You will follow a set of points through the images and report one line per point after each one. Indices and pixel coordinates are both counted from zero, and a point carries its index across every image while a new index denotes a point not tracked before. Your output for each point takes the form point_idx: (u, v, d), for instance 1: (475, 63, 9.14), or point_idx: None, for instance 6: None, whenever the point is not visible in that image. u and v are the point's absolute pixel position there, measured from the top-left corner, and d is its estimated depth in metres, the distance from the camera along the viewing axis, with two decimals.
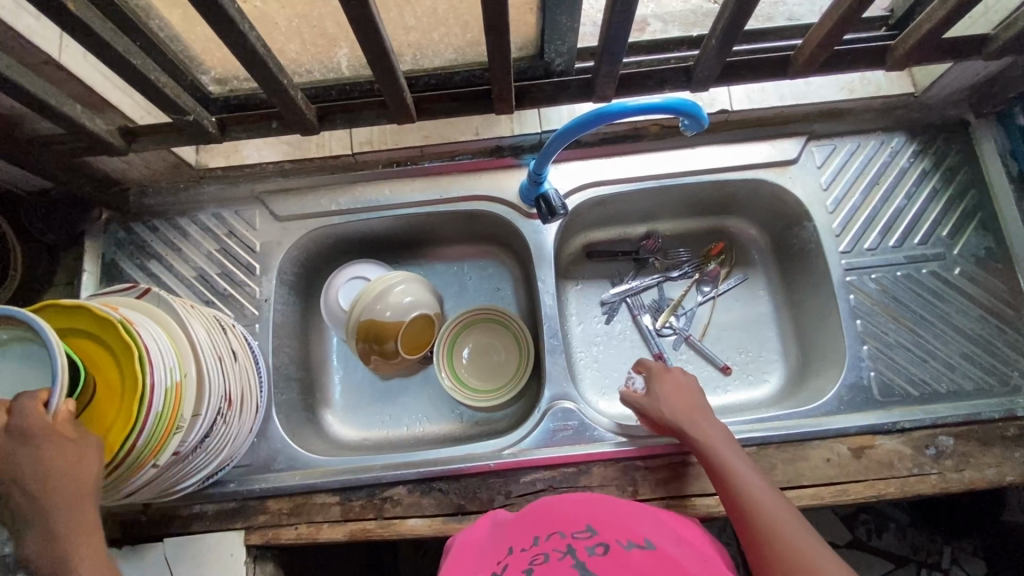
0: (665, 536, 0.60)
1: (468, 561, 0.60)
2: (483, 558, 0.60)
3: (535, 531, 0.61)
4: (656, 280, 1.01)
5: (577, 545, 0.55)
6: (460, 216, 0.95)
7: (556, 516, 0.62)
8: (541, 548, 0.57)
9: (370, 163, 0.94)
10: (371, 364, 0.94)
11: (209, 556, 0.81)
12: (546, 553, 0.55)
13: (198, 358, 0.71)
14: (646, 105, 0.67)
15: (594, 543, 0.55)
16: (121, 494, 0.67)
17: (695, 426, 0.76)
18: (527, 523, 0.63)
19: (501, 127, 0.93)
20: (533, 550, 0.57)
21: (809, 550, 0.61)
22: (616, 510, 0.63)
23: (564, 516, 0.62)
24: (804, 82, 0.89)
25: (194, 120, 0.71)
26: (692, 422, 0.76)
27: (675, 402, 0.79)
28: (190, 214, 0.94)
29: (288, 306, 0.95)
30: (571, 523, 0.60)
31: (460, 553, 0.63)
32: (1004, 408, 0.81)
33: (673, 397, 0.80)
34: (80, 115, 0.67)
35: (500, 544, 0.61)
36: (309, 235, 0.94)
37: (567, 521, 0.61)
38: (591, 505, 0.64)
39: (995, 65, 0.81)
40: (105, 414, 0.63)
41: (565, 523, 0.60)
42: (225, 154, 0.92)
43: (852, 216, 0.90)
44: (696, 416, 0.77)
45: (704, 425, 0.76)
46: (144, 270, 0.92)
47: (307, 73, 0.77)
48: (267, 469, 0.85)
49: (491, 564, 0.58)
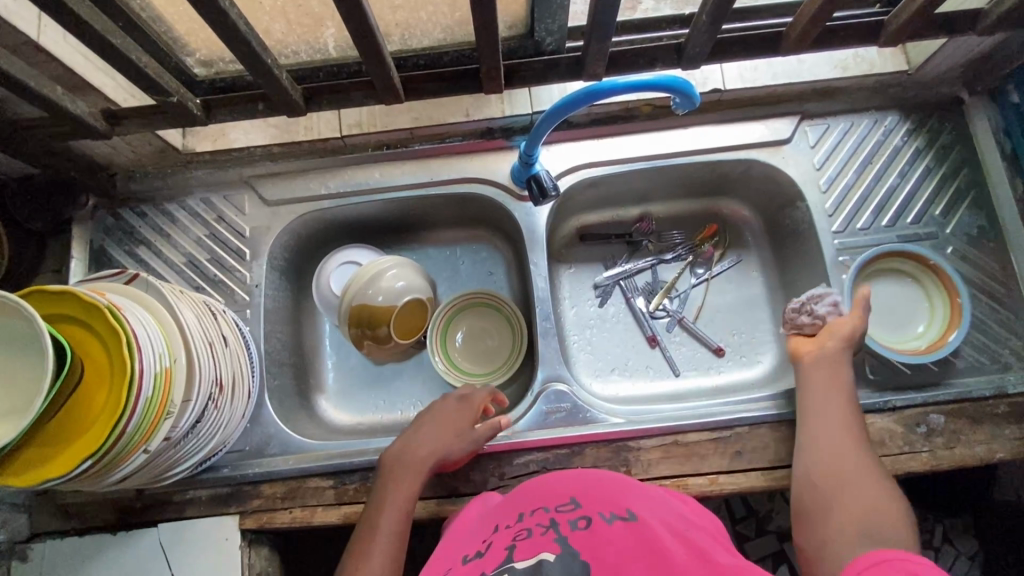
0: (655, 506, 0.61)
1: (459, 539, 0.62)
2: (473, 536, 0.61)
3: (522, 507, 0.61)
4: (650, 263, 1.01)
5: (560, 520, 0.56)
6: (451, 199, 0.94)
7: (541, 493, 0.63)
8: (526, 524, 0.57)
9: (360, 146, 0.93)
10: (364, 348, 0.94)
11: (204, 541, 0.81)
12: (529, 529, 0.56)
13: (187, 344, 0.71)
14: (634, 83, 0.66)
15: (578, 518, 0.56)
16: (113, 480, 0.68)
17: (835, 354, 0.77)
18: (517, 501, 0.64)
19: (492, 108, 0.91)
20: (518, 527, 0.58)
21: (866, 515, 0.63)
22: (604, 484, 0.63)
23: (550, 492, 0.63)
24: (798, 61, 0.89)
25: (178, 102, 0.70)
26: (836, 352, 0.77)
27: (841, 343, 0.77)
28: (179, 199, 0.93)
29: (279, 291, 0.94)
30: (555, 499, 0.61)
31: (456, 531, 0.64)
32: (995, 386, 0.81)
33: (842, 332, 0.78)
34: (62, 97, 0.66)
35: (491, 523, 0.62)
36: (299, 220, 0.93)
37: (552, 497, 0.62)
38: (578, 480, 0.64)
39: (989, 41, 0.80)
40: (91, 402, 0.63)
41: (551, 499, 0.61)
42: (211, 138, 0.91)
43: (845, 195, 0.90)
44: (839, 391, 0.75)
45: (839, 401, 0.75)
46: (133, 256, 0.91)
47: (294, 54, 0.75)
48: (260, 454, 0.85)
49: (479, 542, 0.59)
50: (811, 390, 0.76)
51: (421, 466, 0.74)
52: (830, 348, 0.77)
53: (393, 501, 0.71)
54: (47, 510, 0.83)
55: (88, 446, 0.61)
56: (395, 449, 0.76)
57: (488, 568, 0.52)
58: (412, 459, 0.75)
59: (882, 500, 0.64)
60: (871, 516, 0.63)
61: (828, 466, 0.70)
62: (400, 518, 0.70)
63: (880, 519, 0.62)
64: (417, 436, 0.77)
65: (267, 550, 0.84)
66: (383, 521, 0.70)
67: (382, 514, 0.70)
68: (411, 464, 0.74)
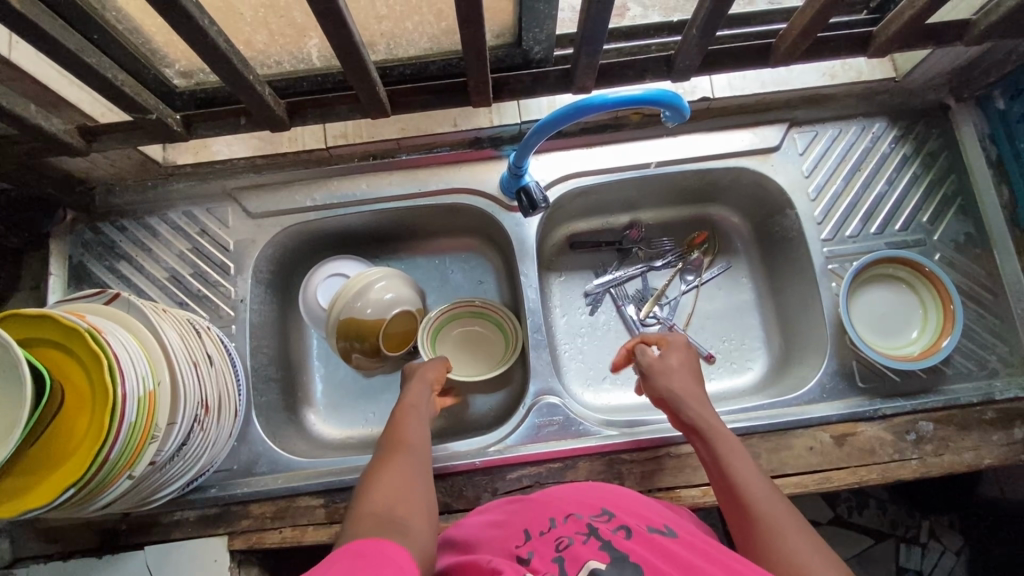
0: (671, 520, 0.61)
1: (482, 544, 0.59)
2: (499, 540, 0.59)
3: (552, 511, 0.60)
4: (640, 270, 1.00)
5: (599, 526, 0.55)
6: (439, 209, 0.93)
7: (568, 499, 0.62)
8: (562, 531, 0.56)
9: (346, 156, 0.91)
10: (353, 362, 0.92)
11: (192, 563, 0.79)
12: (568, 537, 0.55)
13: (171, 364, 0.69)
14: (623, 98, 0.65)
15: (617, 528, 0.56)
16: (96, 506, 0.66)
17: (705, 412, 0.73)
18: (535, 505, 0.62)
19: (480, 118, 0.90)
20: (552, 533, 0.56)
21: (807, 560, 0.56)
22: (618, 498, 0.63)
23: (575, 500, 0.62)
24: (786, 69, 0.89)
25: (157, 118, 0.68)
26: (707, 412, 0.73)
27: (694, 396, 0.76)
28: (160, 212, 0.91)
29: (265, 305, 0.93)
30: (585, 508, 0.59)
31: (459, 548, 0.62)
32: (982, 393, 0.82)
33: (688, 384, 0.77)
34: (35, 115, 0.64)
35: (512, 525, 0.60)
36: (283, 232, 0.91)
37: (581, 505, 0.60)
38: (597, 491, 0.63)
39: (976, 49, 0.80)
40: (74, 427, 0.61)
41: (580, 506, 0.60)
42: (193, 150, 0.90)
43: (834, 202, 0.90)
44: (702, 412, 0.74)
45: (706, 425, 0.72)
46: (114, 272, 0.89)
47: (277, 64, 0.73)
48: (248, 473, 0.83)
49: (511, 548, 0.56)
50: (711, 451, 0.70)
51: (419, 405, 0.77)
52: (689, 404, 0.74)
53: (410, 421, 0.74)
54: (29, 535, 0.81)
55: (71, 475, 0.59)
56: (403, 397, 0.78)
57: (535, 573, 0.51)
58: (408, 402, 0.77)
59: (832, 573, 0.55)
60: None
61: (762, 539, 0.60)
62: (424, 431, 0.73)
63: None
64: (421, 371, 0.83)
65: (257, 570, 0.83)
66: (407, 435, 0.71)
67: (408, 431, 0.72)
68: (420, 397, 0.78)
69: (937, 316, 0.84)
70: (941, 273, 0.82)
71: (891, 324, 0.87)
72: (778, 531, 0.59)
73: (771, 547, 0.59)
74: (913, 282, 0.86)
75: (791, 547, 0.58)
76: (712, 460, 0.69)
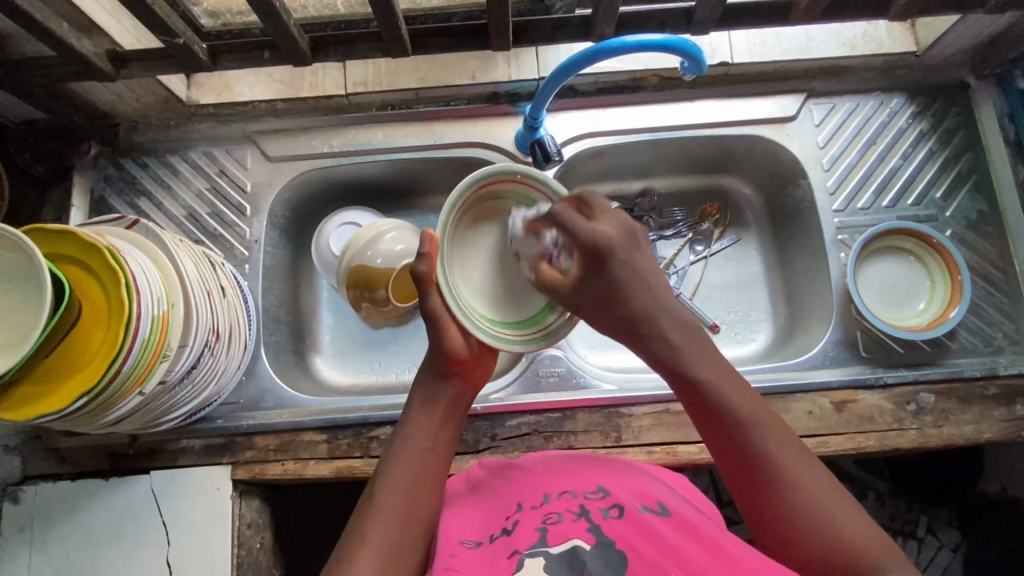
0: (672, 495, 0.60)
1: (479, 512, 0.59)
2: (494, 511, 0.59)
3: (545, 487, 0.59)
4: (650, 238, 0.99)
5: (591, 508, 0.54)
6: (453, 163, 0.94)
7: (563, 474, 0.61)
8: (553, 507, 0.55)
9: (364, 106, 0.93)
10: (362, 311, 0.92)
11: (195, 489, 0.82)
12: (558, 514, 0.54)
13: (186, 291, 0.71)
14: (642, 42, 0.68)
15: (610, 507, 0.54)
16: (107, 421, 0.68)
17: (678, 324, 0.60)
18: (531, 477, 0.62)
19: (498, 72, 0.91)
20: (544, 508, 0.56)
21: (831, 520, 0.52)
22: (623, 472, 0.62)
23: (573, 475, 0.61)
24: (807, 38, 0.89)
25: (184, 44, 0.70)
26: (680, 331, 0.60)
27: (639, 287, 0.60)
28: (182, 151, 0.93)
29: (278, 249, 0.94)
30: (582, 484, 0.59)
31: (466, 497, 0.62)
32: (986, 367, 0.82)
33: (646, 277, 0.61)
34: (67, 34, 0.66)
35: (508, 495, 0.60)
36: (301, 177, 0.93)
37: (578, 481, 0.59)
38: (595, 465, 0.62)
39: (998, 24, 0.80)
40: (89, 341, 0.63)
41: (577, 483, 0.59)
42: (216, 91, 0.91)
43: (847, 174, 0.90)
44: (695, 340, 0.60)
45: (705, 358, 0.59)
46: (133, 207, 0.91)
47: (302, 8, 0.76)
48: (254, 407, 0.86)
49: (499, 519, 0.57)
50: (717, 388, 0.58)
51: (433, 407, 0.65)
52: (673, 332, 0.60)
53: (410, 451, 0.62)
54: (41, 454, 0.83)
55: (84, 384, 0.60)
56: (416, 386, 0.67)
57: (518, 551, 0.51)
58: (421, 403, 0.65)
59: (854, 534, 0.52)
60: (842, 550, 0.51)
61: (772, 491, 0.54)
62: (423, 483, 0.60)
63: (860, 551, 0.51)
64: (435, 382, 0.66)
65: (257, 502, 0.85)
66: (408, 448, 0.62)
67: (414, 440, 0.62)
68: (427, 436, 0.63)
69: (945, 287, 0.85)
70: (951, 246, 0.83)
71: (897, 298, 0.87)
72: (785, 477, 0.54)
73: (775, 498, 0.54)
74: (922, 255, 0.87)
75: (805, 503, 0.53)
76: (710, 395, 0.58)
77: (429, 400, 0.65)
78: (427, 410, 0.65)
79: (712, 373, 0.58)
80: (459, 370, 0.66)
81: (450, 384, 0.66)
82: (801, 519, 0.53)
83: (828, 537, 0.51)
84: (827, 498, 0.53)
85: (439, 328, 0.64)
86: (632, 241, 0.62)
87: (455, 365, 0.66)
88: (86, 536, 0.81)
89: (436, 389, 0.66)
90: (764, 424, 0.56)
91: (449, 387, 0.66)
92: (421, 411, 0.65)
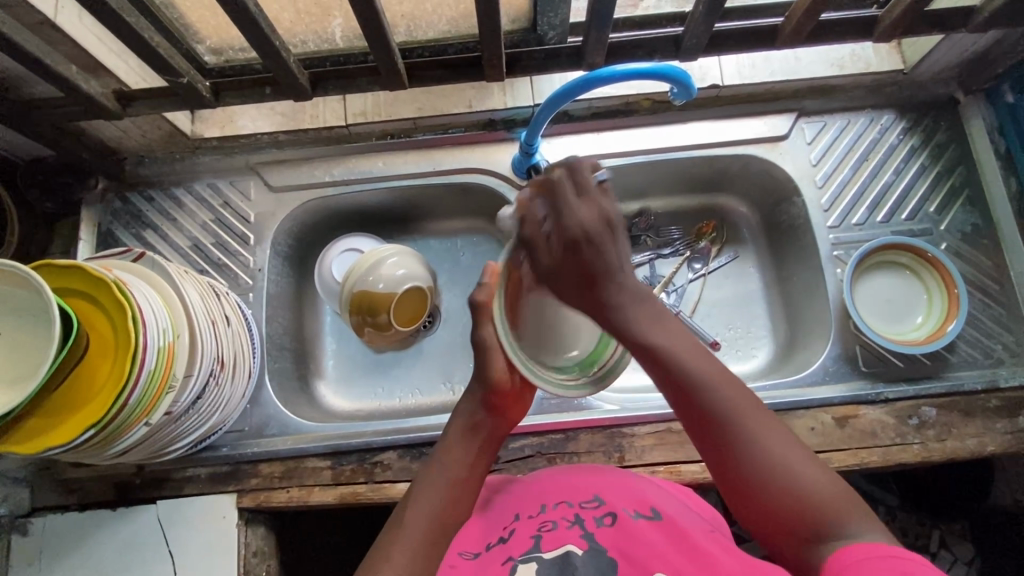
0: (671, 499, 0.60)
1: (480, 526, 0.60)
2: (493, 521, 0.60)
3: (543, 497, 0.60)
4: (648, 258, 1.00)
5: (585, 516, 0.55)
6: (453, 189, 0.96)
7: (561, 483, 0.62)
8: (549, 516, 0.56)
9: (365, 135, 0.95)
10: (365, 335, 0.93)
11: (202, 516, 0.82)
12: (553, 521, 0.55)
13: (192, 321, 0.72)
14: (632, 70, 0.69)
15: (604, 514, 0.55)
16: (113, 452, 0.69)
17: (627, 293, 0.58)
18: (531, 486, 0.63)
19: (494, 99, 0.93)
20: (541, 517, 0.57)
21: (801, 478, 0.52)
22: (622, 478, 0.62)
23: (569, 484, 0.62)
24: (795, 58, 0.91)
25: (188, 83, 0.72)
26: (630, 302, 0.58)
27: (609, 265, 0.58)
28: (187, 184, 0.95)
29: (282, 276, 0.96)
30: (579, 492, 0.59)
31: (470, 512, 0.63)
32: (986, 380, 0.82)
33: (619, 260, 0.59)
34: (75, 77, 0.69)
35: (507, 507, 0.61)
36: (304, 207, 0.95)
37: (575, 489, 0.60)
38: (595, 474, 0.63)
39: (982, 40, 0.82)
40: (96, 373, 0.64)
41: (574, 491, 0.60)
42: (219, 124, 0.94)
43: (841, 191, 0.91)
44: (641, 302, 0.58)
45: (655, 323, 0.58)
46: (140, 239, 0.93)
47: (302, 43, 0.78)
48: (259, 434, 0.87)
49: (498, 529, 0.58)
50: (670, 353, 0.56)
51: (471, 441, 0.63)
52: (623, 298, 0.58)
53: (443, 475, 0.60)
54: (49, 485, 0.84)
55: (91, 416, 0.61)
56: (456, 415, 0.66)
57: (512, 558, 0.52)
58: (458, 434, 0.64)
59: (822, 484, 0.52)
60: (805, 500, 0.51)
61: (750, 461, 0.53)
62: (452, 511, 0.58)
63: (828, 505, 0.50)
64: (478, 415, 0.65)
65: (263, 530, 0.85)
66: (445, 472, 0.60)
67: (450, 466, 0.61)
68: (463, 464, 0.62)
69: (943, 300, 0.85)
70: (945, 258, 0.84)
71: (897, 313, 0.88)
72: (752, 435, 0.53)
73: (745, 458, 0.53)
74: (915, 267, 0.87)
75: (778, 464, 0.52)
76: (672, 358, 0.56)
77: (468, 429, 0.64)
78: (465, 440, 0.63)
79: (668, 340, 0.57)
80: (500, 404, 0.66)
81: (491, 415, 0.65)
82: (772, 485, 0.52)
83: (795, 496, 0.51)
84: (794, 454, 0.53)
85: (486, 357, 0.65)
86: (610, 231, 0.58)
87: (500, 399, 0.66)
88: (93, 566, 0.81)
89: (480, 420, 0.65)
90: (722, 376, 0.56)
91: (485, 421, 0.65)
92: (459, 442, 0.63)
